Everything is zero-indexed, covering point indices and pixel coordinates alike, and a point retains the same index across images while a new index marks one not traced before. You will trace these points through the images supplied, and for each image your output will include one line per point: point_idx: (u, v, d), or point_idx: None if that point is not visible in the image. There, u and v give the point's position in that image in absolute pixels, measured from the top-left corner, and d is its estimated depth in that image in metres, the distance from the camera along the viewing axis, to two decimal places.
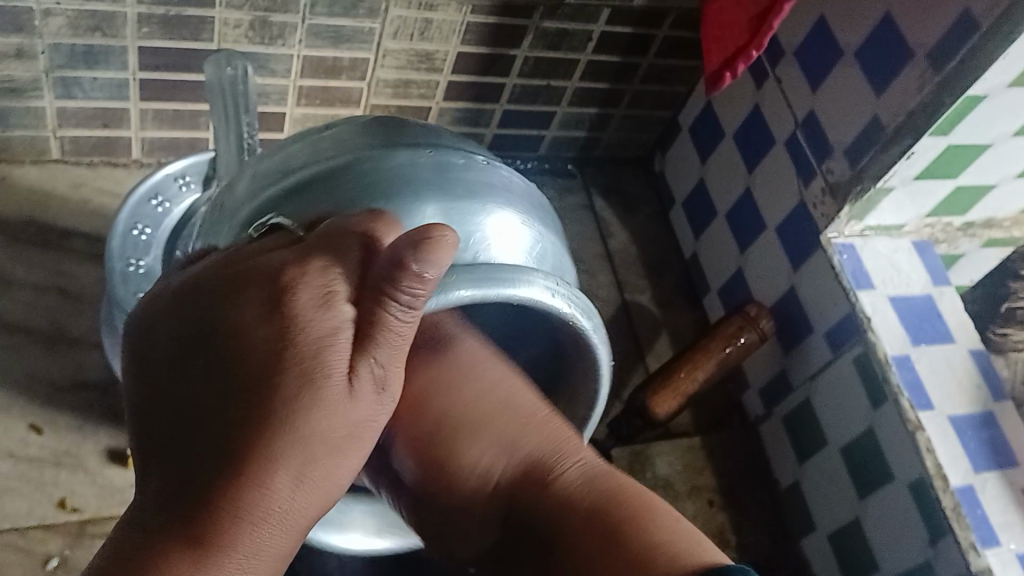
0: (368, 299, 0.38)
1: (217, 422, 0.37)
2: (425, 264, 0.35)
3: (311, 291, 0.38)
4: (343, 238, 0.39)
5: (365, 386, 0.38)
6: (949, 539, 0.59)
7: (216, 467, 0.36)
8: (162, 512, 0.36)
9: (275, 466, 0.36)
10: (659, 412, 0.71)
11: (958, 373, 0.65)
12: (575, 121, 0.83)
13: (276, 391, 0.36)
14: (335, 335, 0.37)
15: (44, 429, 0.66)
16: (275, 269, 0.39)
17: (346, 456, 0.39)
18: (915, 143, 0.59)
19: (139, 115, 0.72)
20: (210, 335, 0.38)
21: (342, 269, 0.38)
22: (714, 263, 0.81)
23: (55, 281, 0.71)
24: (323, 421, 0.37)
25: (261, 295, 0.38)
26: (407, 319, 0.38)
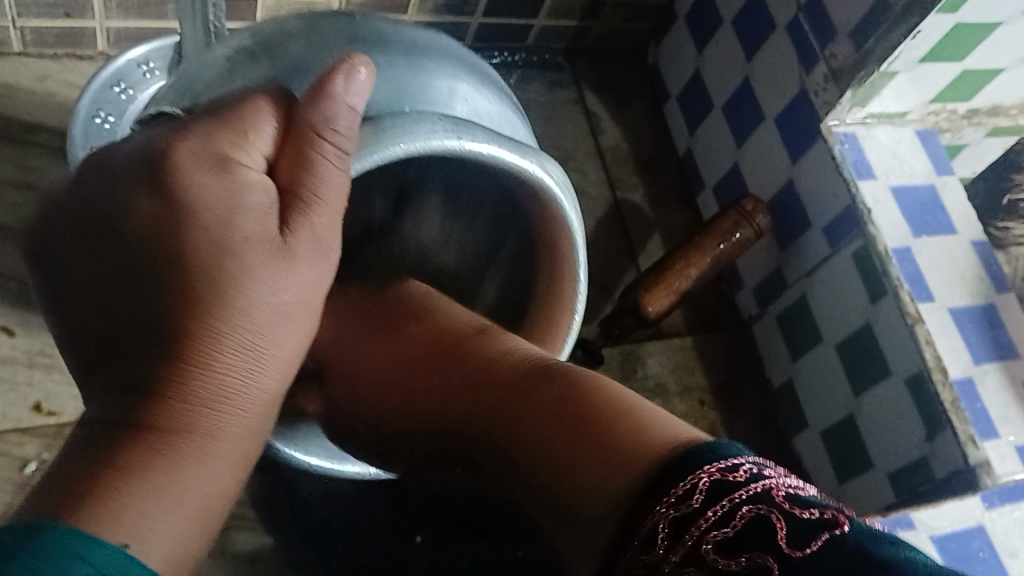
0: (293, 148, 0.37)
1: (133, 313, 0.35)
2: (349, 91, 0.37)
3: (195, 147, 0.36)
4: (244, 104, 0.37)
5: (303, 240, 0.37)
6: (946, 434, 0.58)
7: (150, 358, 0.35)
8: (114, 417, 0.34)
9: (217, 341, 0.35)
10: (650, 311, 0.68)
11: (959, 265, 0.63)
12: (565, 9, 0.79)
13: (200, 263, 0.35)
14: (247, 198, 0.36)
15: (16, 330, 0.63)
16: (148, 145, 0.37)
17: (293, 321, 0.38)
18: (923, 22, 0.55)
19: (102, 2, 0.68)
20: (110, 218, 0.36)
21: (247, 138, 0.37)
22: (709, 159, 0.78)
23: (22, 178, 0.68)
24: (260, 290, 0.36)
25: (143, 169, 0.36)
26: (341, 161, 0.37)
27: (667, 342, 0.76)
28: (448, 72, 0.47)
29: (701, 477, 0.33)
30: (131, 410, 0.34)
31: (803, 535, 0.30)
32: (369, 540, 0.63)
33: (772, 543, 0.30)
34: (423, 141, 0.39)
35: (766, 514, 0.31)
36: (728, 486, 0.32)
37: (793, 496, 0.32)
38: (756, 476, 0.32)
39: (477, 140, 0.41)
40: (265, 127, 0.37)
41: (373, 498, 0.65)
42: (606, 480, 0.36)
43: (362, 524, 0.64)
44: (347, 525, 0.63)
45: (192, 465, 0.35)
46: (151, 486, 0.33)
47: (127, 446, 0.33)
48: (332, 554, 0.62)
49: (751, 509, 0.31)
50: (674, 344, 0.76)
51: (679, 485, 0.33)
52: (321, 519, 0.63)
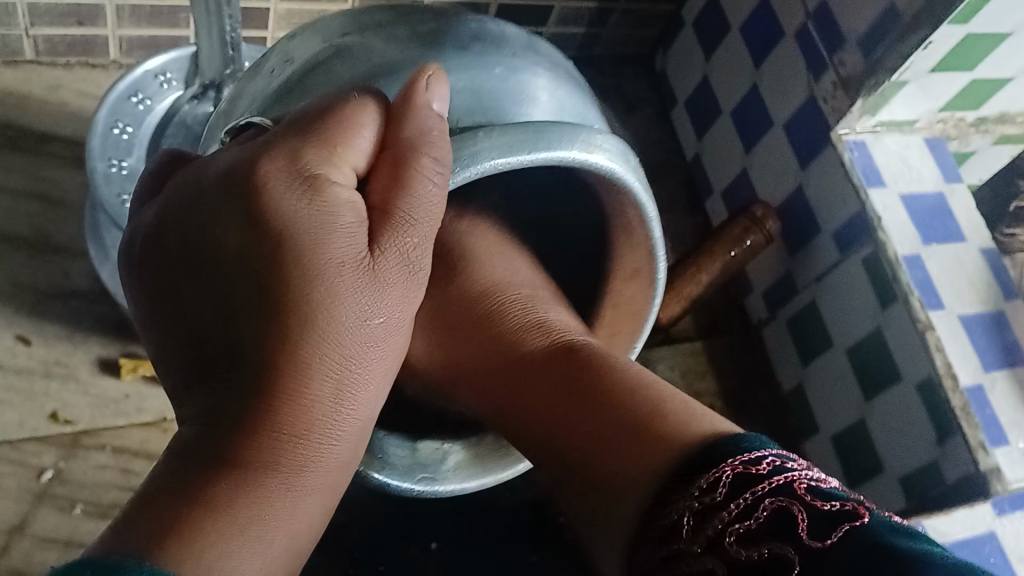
0: (390, 166, 0.38)
1: (228, 340, 0.36)
2: (434, 95, 0.39)
3: (286, 176, 0.35)
4: (349, 108, 0.37)
5: (392, 260, 0.37)
6: (957, 439, 0.59)
7: (244, 388, 0.35)
8: (205, 443, 0.35)
9: (310, 371, 0.35)
10: (663, 318, 0.72)
11: (968, 272, 0.63)
12: (575, 16, 0.80)
13: (294, 296, 0.35)
14: (334, 218, 0.36)
15: (32, 340, 0.63)
16: (236, 163, 0.36)
17: (383, 347, 0.38)
18: (933, 32, 0.56)
19: (115, 11, 0.68)
20: (208, 249, 0.36)
21: (334, 152, 0.37)
22: (718, 164, 0.79)
23: (36, 187, 0.68)
24: (350, 314, 0.36)
25: (235, 193, 0.36)
26: (439, 180, 0.38)
27: (677, 346, 0.77)
28: (532, 72, 0.46)
29: (722, 472, 0.35)
30: (225, 442, 0.35)
31: (824, 527, 0.33)
32: (386, 547, 0.64)
33: (790, 535, 0.33)
34: (542, 152, 0.39)
35: (790, 505, 0.34)
36: (711, 509, 0.35)
37: (742, 535, 0.33)
38: (731, 491, 0.35)
39: (597, 151, 0.41)
40: (358, 140, 0.37)
41: (389, 505, 0.65)
42: (638, 469, 0.40)
43: (380, 531, 0.64)
44: (364, 532, 0.64)
45: (281, 495, 0.35)
46: (239, 516, 0.34)
47: (220, 481, 0.34)
48: (349, 562, 0.63)
49: (774, 501, 0.34)
50: (683, 348, 0.77)
51: (703, 479, 0.36)
52: (338, 525, 0.63)
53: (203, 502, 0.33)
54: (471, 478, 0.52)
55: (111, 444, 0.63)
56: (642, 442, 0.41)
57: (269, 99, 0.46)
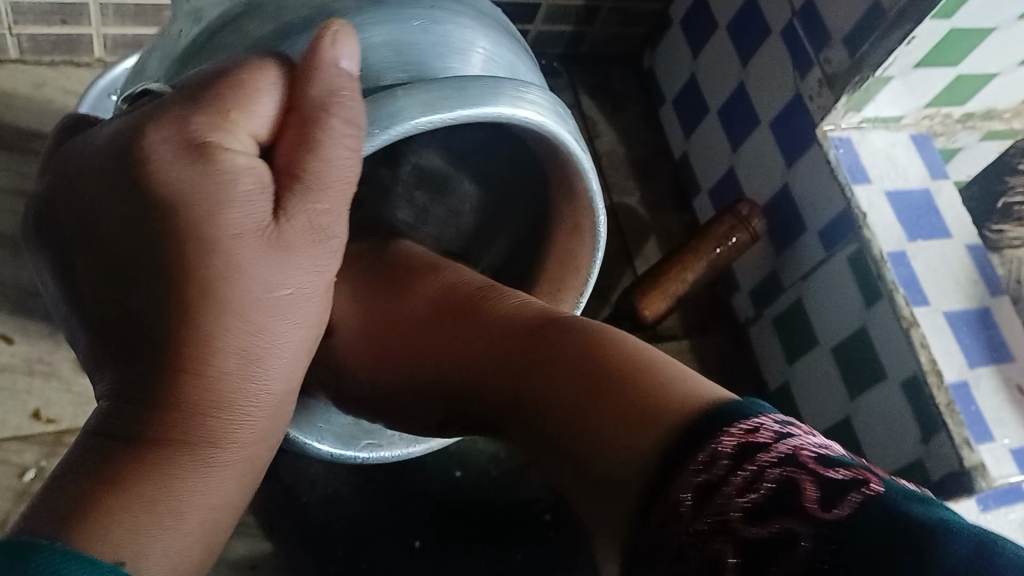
0: (294, 128, 0.35)
1: (131, 318, 0.35)
2: (343, 55, 0.35)
3: (171, 144, 0.34)
4: (243, 76, 0.34)
5: (298, 225, 0.36)
6: (941, 437, 0.58)
7: (150, 368, 0.35)
8: (115, 424, 0.35)
9: (213, 344, 0.35)
10: (647, 315, 0.70)
11: (954, 270, 0.63)
12: (561, 14, 0.80)
13: (190, 271, 0.33)
14: (232, 186, 0.34)
15: (14, 337, 0.63)
16: (123, 134, 0.35)
17: (293, 317, 0.37)
18: (917, 27, 0.55)
19: (99, 9, 0.68)
20: (106, 219, 0.35)
21: (228, 119, 0.34)
22: (705, 163, 0.79)
23: (19, 185, 0.68)
24: (254, 285, 0.35)
25: (125, 165, 0.34)
26: (347, 144, 0.35)
27: (665, 346, 0.77)
28: (456, 25, 0.46)
29: (744, 432, 0.31)
30: (137, 420, 0.35)
31: (852, 480, 0.29)
32: (370, 546, 0.64)
33: (800, 504, 0.29)
34: (475, 104, 0.39)
35: (808, 469, 0.30)
36: (745, 463, 0.30)
37: (800, 492, 0.29)
38: (745, 456, 0.30)
39: (532, 99, 0.41)
40: (257, 105, 0.35)
41: (372, 504, 0.65)
42: (630, 444, 0.35)
43: (362, 530, 0.64)
44: (347, 532, 0.64)
45: (192, 471, 0.35)
46: (148, 495, 0.34)
47: (125, 459, 0.34)
48: (331, 561, 0.62)
49: (803, 459, 0.30)
50: (670, 348, 0.77)
51: (725, 433, 0.31)
52: (321, 525, 0.63)
53: (108, 484, 0.33)
54: (420, 442, 0.55)
55: None
56: (632, 414, 0.36)
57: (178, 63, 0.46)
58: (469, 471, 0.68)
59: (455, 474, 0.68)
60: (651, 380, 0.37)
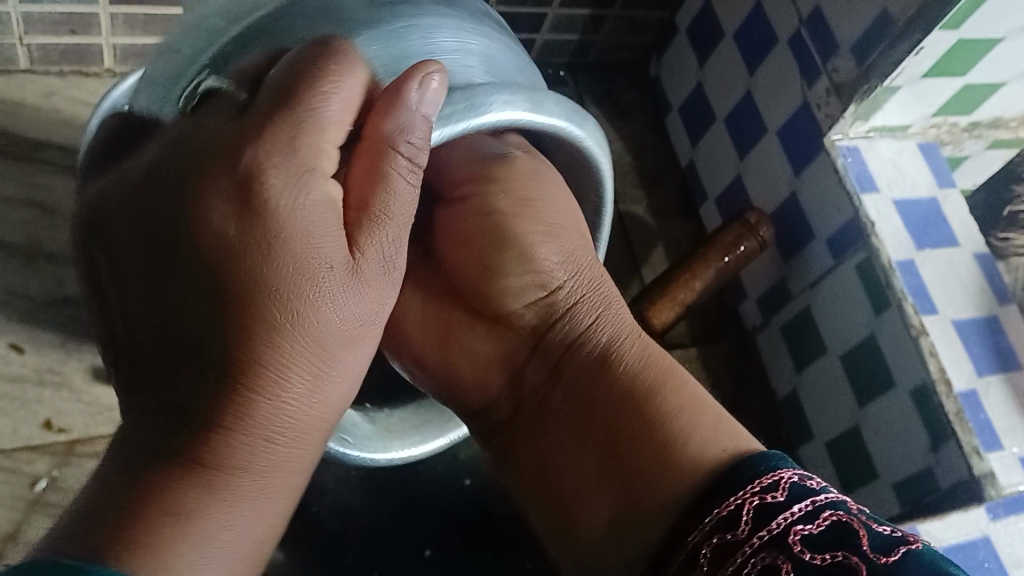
0: (370, 160, 0.36)
1: (196, 327, 0.35)
2: (423, 100, 0.36)
3: (284, 171, 0.34)
4: (335, 77, 0.35)
5: (371, 261, 0.38)
6: (951, 444, 0.59)
7: (214, 383, 0.35)
8: (171, 438, 0.35)
9: (285, 370, 0.36)
10: (655, 323, 0.70)
11: (962, 278, 0.63)
12: (568, 22, 0.80)
13: (271, 292, 0.34)
14: (315, 215, 0.35)
15: (26, 347, 0.63)
16: (216, 138, 0.35)
17: (355, 346, 0.38)
18: (925, 37, 0.56)
19: (109, 19, 0.68)
20: (173, 215, 0.35)
21: (322, 141, 0.35)
22: (712, 171, 0.79)
23: (29, 195, 0.68)
24: (327, 312, 0.36)
25: (214, 167, 0.34)
26: (412, 178, 0.38)
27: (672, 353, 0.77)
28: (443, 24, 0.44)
29: (777, 481, 0.37)
30: (191, 439, 0.35)
31: (884, 543, 0.33)
32: (380, 555, 0.64)
33: (854, 545, 0.33)
34: (506, 110, 0.41)
35: (849, 520, 0.35)
36: (769, 511, 0.36)
37: (808, 538, 0.34)
38: (759, 519, 0.36)
39: (548, 109, 0.44)
40: (326, 111, 0.35)
41: (383, 512, 0.65)
42: (660, 490, 0.42)
43: (372, 538, 0.64)
44: (358, 541, 0.64)
45: (245, 495, 0.36)
46: (202, 521, 0.34)
47: (181, 481, 0.34)
48: (342, 569, 0.63)
49: (833, 514, 0.35)
50: (678, 355, 0.77)
51: (755, 484, 0.37)
52: (331, 534, 0.63)
53: (164, 506, 0.34)
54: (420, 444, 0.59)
55: (104, 452, 0.63)
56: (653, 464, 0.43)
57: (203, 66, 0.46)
58: (479, 479, 0.68)
59: (465, 483, 0.68)
60: (683, 411, 0.45)
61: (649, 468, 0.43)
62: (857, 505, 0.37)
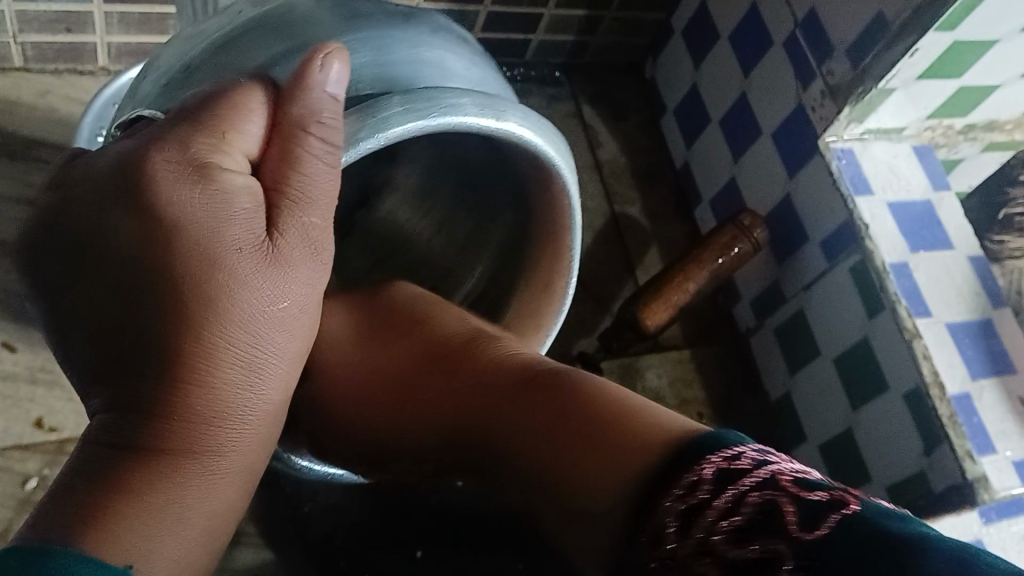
0: (279, 146, 0.36)
1: (123, 324, 0.33)
2: (327, 80, 0.36)
3: (175, 166, 0.34)
4: (237, 91, 0.36)
5: (293, 238, 0.36)
6: (944, 448, 0.58)
7: (148, 378, 0.33)
8: (109, 432, 0.33)
9: (217, 356, 0.34)
10: (649, 325, 0.69)
11: (957, 281, 0.63)
12: (564, 23, 0.80)
13: (194, 281, 0.33)
14: (229, 203, 0.34)
15: (17, 346, 0.63)
16: (121, 156, 0.35)
17: (291, 328, 0.37)
18: (920, 40, 0.56)
19: (103, 17, 0.68)
20: (93, 240, 0.34)
21: (224, 137, 0.35)
22: (707, 173, 0.79)
23: (22, 193, 0.68)
24: (254, 296, 0.35)
25: (120, 187, 0.34)
26: (331, 158, 0.36)
27: (666, 355, 0.77)
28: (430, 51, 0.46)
29: (705, 470, 0.32)
30: (132, 429, 0.33)
31: (814, 516, 0.29)
32: (372, 556, 0.64)
33: (784, 528, 0.29)
34: (452, 117, 0.39)
35: (779, 497, 0.30)
36: (696, 507, 0.31)
37: (736, 527, 0.30)
38: (695, 510, 0.31)
39: (504, 121, 0.41)
40: (247, 124, 0.35)
41: (374, 512, 0.65)
42: (605, 475, 0.37)
43: (363, 539, 0.64)
44: (348, 541, 0.64)
45: (197, 482, 0.34)
46: (155, 508, 0.33)
47: (128, 468, 0.33)
48: (332, 569, 0.62)
49: (762, 493, 0.31)
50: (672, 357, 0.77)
51: (680, 482, 0.33)
52: (322, 536, 0.63)
53: (116, 492, 0.32)
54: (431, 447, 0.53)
55: None
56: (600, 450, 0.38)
57: (166, 87, 0.44)
58: None
59: None
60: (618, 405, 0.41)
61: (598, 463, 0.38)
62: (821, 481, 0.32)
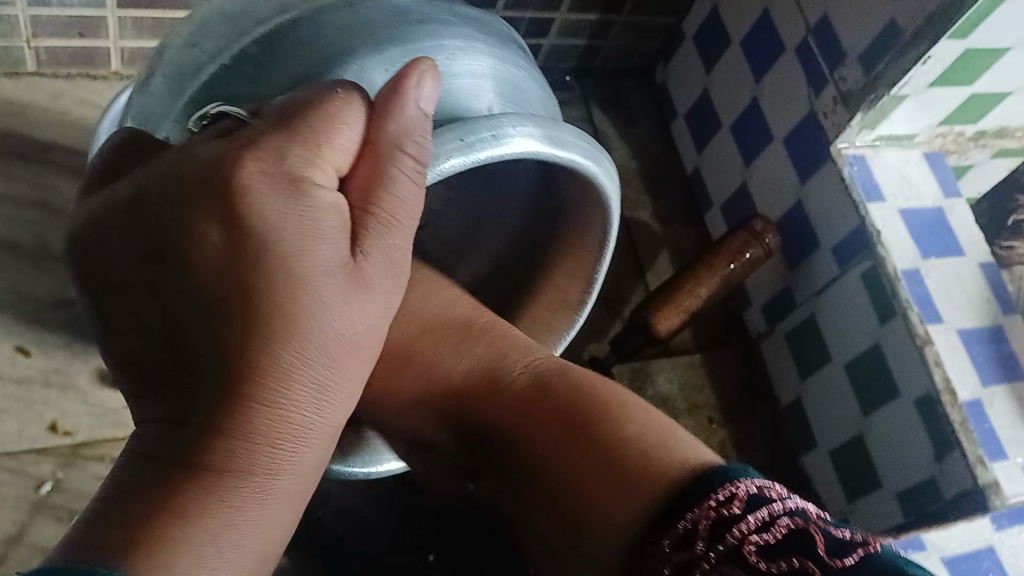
0: (369, 165, 0.36)
1: (193, 339, 0.34)
2: (421, 97, 0.36)
3: (274, 179, 0.33)
4: (329, 99, 0.35)
5: (374, 265, 0.36)
6: (955, 455, 0.59)
7: (210, 394, 0.34)
8: (165, 444, 0.34)
9: (290, 380, 0.35)
10: (660, 329, 0.69)
11: (968, 288, 0.64)
12: (575, 28, 0.80)
13: (272, 301, 0.34)
14: (319, 223, 0.34)
15: (32, 349, 0.64)
16: (206, 159, 0.34)
17: (359, 356, 0.37)
18: (933, 47, 0.56)
19: (118, 22, 0.68)
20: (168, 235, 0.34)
21: (318, 151, 0.34)
22: (717, 178, 0.79)
23: (36, 196, 0.68)
24: (331, 323, 0.35)
25: (208, 188, 0.33)
26: (416, 178, 0.37)
27: (676, 359, 0.78)
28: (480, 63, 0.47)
29: (737, 489, 0.37)
30: (191, 443, 0.34)
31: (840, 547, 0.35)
32: (384, 560, 0.64)
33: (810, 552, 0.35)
34: (501, 149, 0.40)
35: (805, 527, 0.36)
36: (725, 523, 0.36)
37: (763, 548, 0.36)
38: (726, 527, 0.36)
39: (564, 146, 0.43)
40: (339, 136, 0.35)
41: (387, 516, 0.65)
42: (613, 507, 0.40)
43: (376, 543, 0.64)
44: (361, 545, 0.64)
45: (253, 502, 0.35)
46: (208, 526, 0.34)
47: (187, 485, 0.34)
48: (346, 572, 0.63)
49: (789, 521, 0.37)
50: (682, 361, 0.78)
51: (714, 494, 0.37)
52: (335, 539, 0.63)
53: (171, 510, 0.33)
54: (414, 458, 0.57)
55: (109, 455, 0.63)
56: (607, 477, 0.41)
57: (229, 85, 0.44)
58: None
59: None
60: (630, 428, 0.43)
61: (602, 493, 0.41)
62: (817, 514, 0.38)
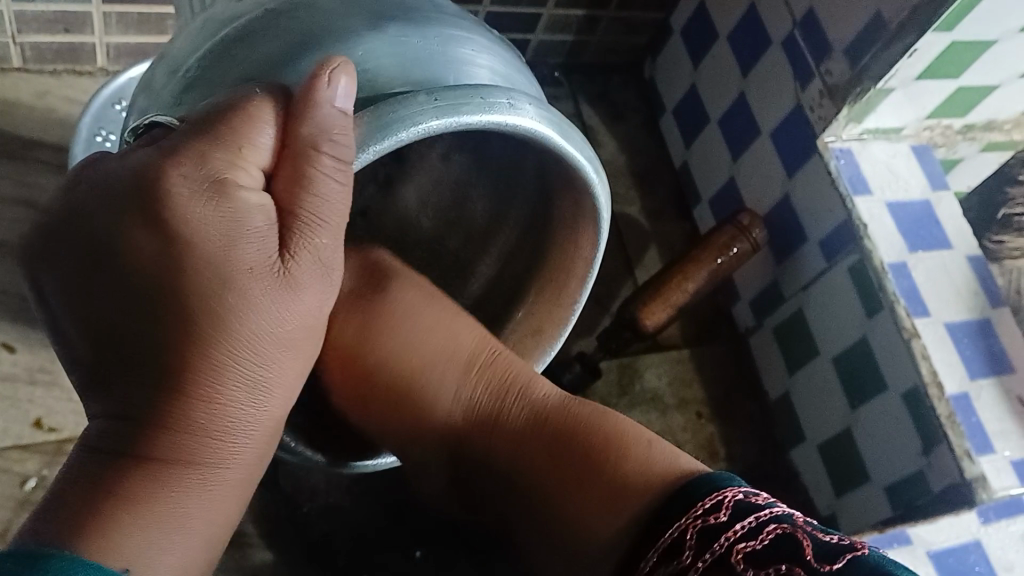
0: (291, 167, 0.36)
1: (128, 341, 0.36)
2: (334, 95, 0.35)
3: (193, 183, 0.34)
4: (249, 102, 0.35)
5: (305, 264, 0.37)
6: (942, 448, 0.58)
7: (149, 389, 0.36)
8: (109, 440, 0.36)
9: (223, 373, 0.36)
10: (648, 325, 0.68)
11: (955, 280, 0.63)
12: (562, 23, 0.80)
13: (200, 303, 0.35)
14: (241, 223, 0.35)
15: (16, 346, 0.63)
16: (139, 167, 0.35)
17: (295, 350, 0.39)
18: (918, 40, 0.55)
19: (102, 18, 0.68)
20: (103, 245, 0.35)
21: (240, 154, 0.35)
22: (705, 174, 0.79)
23: (21, 193, 0.68)
24: (262, 320, 0.36)
25: (135, 197, 0.34)
26: (342, 176, 0.36)
27: (665, 354, 0.77)
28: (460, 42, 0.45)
29: (724, 497, 0.38)
30: (132, 436, 0.36)
31: (827, 551, 0.35)
32: (371, 556, 0.64)
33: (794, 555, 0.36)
34: (485, 115, 0.37)
35: (793, 531, 0.36)
36: (715, 527, 0.37)
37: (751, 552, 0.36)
38: (716, 534, 0.37)
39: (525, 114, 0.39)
40: (258, 136, 0.35)
41: (374, 510, 0.65)
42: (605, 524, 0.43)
43: (363, 538, 0.64)
44: (348, 540, 0.64)
45: (195, 488, 0.37)
46: (155, 516, 0.36)
47: (129, 476, 0.36)
48: (332, 568, 0.62)
49: (777, 526, 0.37)
50: (671, 357, 0.78)
51: (703, 503, 0.39)
52: (321, 535, 0.63)
53: (112, 497, 0.35)
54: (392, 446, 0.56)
55: None
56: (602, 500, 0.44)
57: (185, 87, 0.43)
58: None
59: None
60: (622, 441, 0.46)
61: (593, 502, 0.44)
62: (805, 518, 0.38)
